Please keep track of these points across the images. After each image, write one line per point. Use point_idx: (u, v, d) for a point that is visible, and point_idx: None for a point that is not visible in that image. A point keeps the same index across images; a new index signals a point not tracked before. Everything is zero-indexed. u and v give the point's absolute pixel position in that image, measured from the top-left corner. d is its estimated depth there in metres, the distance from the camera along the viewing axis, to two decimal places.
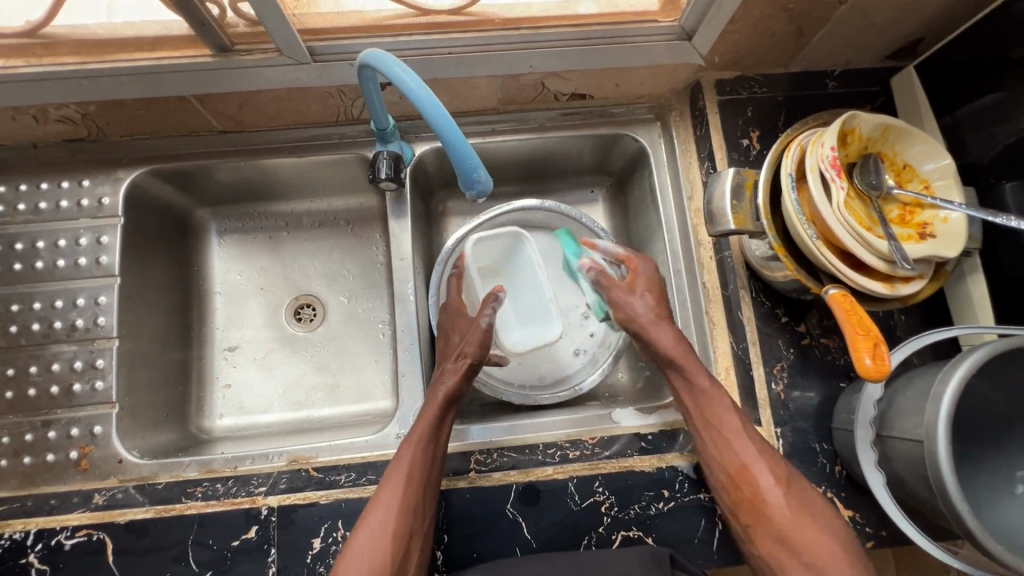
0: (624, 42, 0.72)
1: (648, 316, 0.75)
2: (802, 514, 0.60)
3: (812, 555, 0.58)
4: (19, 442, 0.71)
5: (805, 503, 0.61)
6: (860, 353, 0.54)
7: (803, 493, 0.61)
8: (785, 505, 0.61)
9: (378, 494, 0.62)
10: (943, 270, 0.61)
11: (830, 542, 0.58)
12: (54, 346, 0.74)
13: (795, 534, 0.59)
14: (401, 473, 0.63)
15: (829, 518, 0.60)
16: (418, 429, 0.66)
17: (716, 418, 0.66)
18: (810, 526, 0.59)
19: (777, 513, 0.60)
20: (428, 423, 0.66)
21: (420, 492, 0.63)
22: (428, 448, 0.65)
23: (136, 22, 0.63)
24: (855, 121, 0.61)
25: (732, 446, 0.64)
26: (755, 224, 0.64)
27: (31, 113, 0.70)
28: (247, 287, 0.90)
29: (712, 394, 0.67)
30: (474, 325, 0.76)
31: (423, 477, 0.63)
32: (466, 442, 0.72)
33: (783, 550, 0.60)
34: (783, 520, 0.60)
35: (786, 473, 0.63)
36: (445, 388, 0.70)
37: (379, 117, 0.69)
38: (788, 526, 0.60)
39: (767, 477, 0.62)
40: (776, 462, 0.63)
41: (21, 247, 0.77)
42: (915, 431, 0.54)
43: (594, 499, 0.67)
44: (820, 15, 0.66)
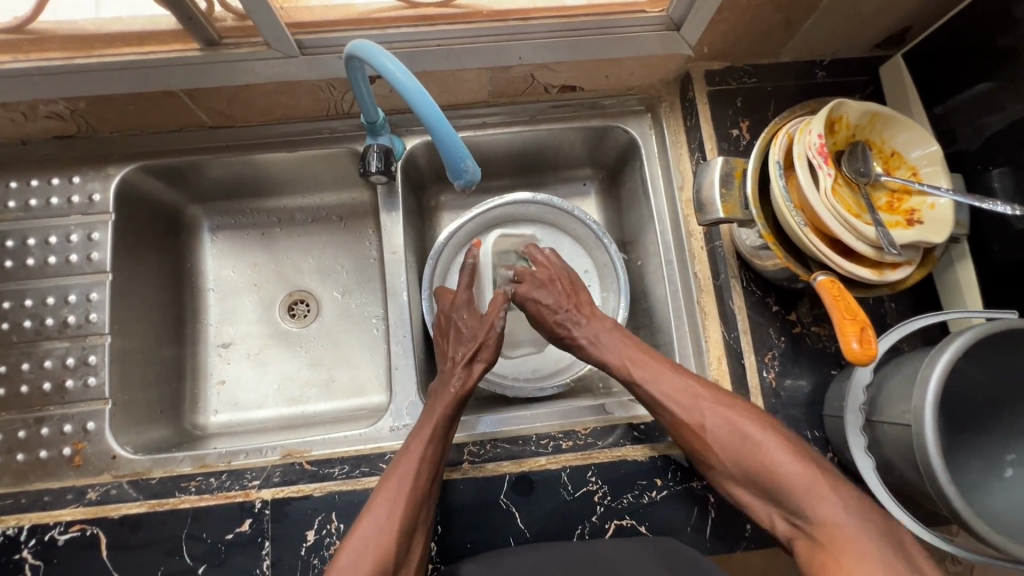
0: (613, 32, 0.72)
1: (566, 311, 0.75)
2: (756, 452, 0.58)
3: (756, 467, 0.57)
4: (12, 439, 0.71)
5: (738, 417, 0.60)
6: (848, 338, 0.54)
7: (733, 408, 0.61)
8: (718, 423, 0.61)
9: (383, 488, 0.62)
10: (931, 256, 0.62)
11: (769, 451, 0.57)
12: (46, 343, 0.74)
13: (746, 461, 0.58)
14: (409, 467, 0.62)
15: (764, 430, 0.59)
16: (427, 427, 0.66)
17: (645, 367, 0.67)
18: (747, 440, 0.59)
19: (714, 435, 0.61)
20: (437, 418, 0.66)
21: (426, 487, 0.62)
22: (438, 445, 0.65)
23: (124, 17, 0.63)
24: (842, 108, 0.61)
25: (656, 381, 0.66)
26: (744, 213, 0.64)
27: (19, 109, 0.70)
28: (240, 284, 0.90)
29: (632, 349, 0.70)
30: (485, 325, 0.76)
31: (429, 471, 0.63)
32: (462, 433, 0.72)
33: (735, 473, 0.59)
34: (719, 440, 0.60)
35: (711, 393, 0.63)
36: (457, 386, 0.70)
37: (368, 110, 0.69)
38: (729, 448, 0.59)
39: (695, 402, 0.63)
40: (700, 384, 0.64)
41: (11, 244, 0.76)
42: (903, 416, 0.54)
43: (588, 489, 0.67)
44: (808, 3, 0.66)
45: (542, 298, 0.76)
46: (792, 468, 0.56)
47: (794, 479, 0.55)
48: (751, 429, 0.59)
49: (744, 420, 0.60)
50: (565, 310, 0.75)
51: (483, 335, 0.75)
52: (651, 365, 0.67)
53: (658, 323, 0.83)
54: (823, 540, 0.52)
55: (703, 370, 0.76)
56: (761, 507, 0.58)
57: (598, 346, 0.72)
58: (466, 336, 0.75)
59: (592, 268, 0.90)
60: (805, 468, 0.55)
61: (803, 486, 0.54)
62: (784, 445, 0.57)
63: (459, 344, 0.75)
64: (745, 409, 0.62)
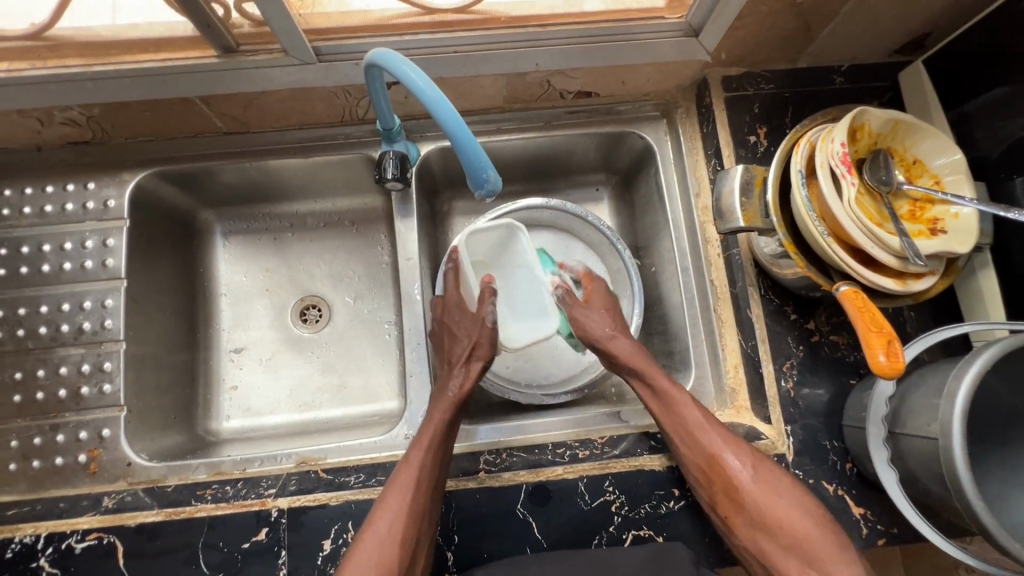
0: (631, 39, 0.71)
1: (616, 323, 0.76)
2: (780, 504, 0.60)
3: (775, 518, 0.60)
4: (28, 446, 0.71)
5: (771, 469, 0.63)
6: (874, 350, 0.53)
7: (771, 474, 0.63)
8: (758, 487, 0.62)
9: (385, 497, 0.62)
10: (954, 266, 0.61)
11: (804, 521, 0.59)
12: (62, 349, 0.74)
13: (770, 511, 0.60)
14: (409, 477, 0.62)
15: (795, 490, 0.61)
16: (426, 434, 0.65)
17: (686, 419, 0.66)
18: (775, 491, 0.61)
19: (752, 497, 0.61)
20: (435, 426, 0.66)
21: (428, 496, 0.62)
22: (438, 453, 0.64)
23: (140, 24, 0.63)
24: (865, 116, 0.60)
25: (698, 437, 0.65)
26: (765, 221, 0.63)
27: (35, 115, 0.70)
28: (253, 289, 0.90)
29: (673, 391, 0.68)
30: (479, 322, 0.73)
31: (431, 480, 0.63)
32: (467, 441, 0.72)
33: (759, 523, 0.61)
34: (757, 503, 0.61)
35: (752, 455, 0.64)
36: (458, 388, 0.70)
37: (385, 117, 0.68)
38: (762, 505, 0.61)
39: (738, 462, 0.63)
40: (742, 446, 0.65)
41: (27, 250, 0.76)
42: (928, 428, 0.53)
43: (605, 499, 0.67)
44: (828, 9, 0.66)
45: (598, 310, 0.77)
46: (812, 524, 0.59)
47: (826, 549, 0.58)
48: (780, 482, 0.62)
49: (775, 473, 0.63)
50: (597, 308, 0.77)
51: (477, 334, 0.73)
52: (696, 419, 0.66)
53: (674, 330, 0.82)
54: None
55: (719, 379, 0.76)
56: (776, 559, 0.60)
57: (642, 374, 0.71)
58: (459, 334, 0.74)
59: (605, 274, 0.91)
60: (822, 525, 0.59)
61: (825, 545, 0.58)
62: (817, 517, 0.60)
63: (457, 345, 0.74)
64: (778, 471, 0.64)
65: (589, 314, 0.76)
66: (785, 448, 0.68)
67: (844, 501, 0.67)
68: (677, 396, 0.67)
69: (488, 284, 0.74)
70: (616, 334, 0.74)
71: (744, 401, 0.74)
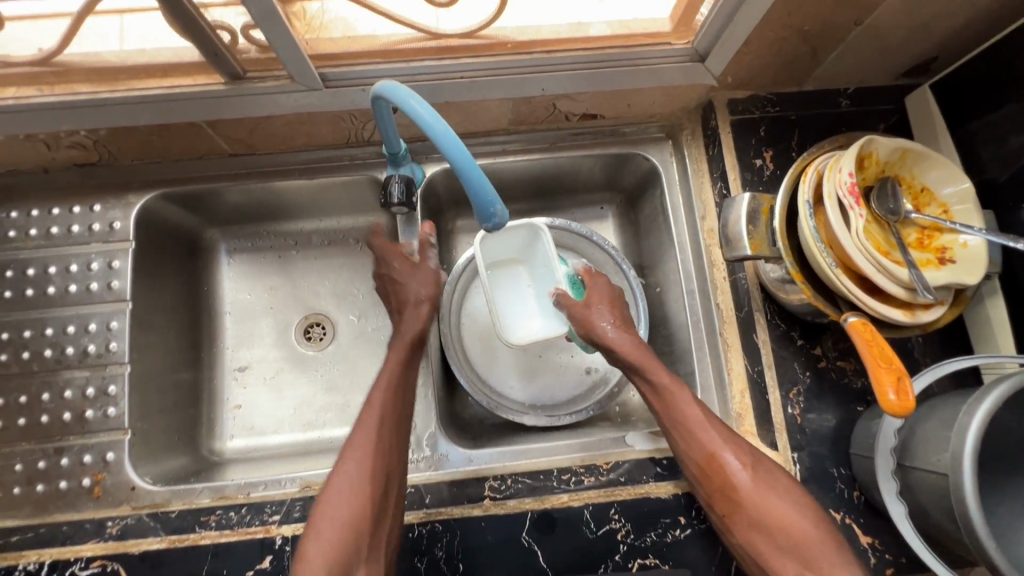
0: (637, 64, 0.71)
1: (614, 318, 0.73)
2: (779, 505, 0.59)
3: (771, 520, 0.59)
4: (32, 470, 0.71)
5: (772, 471, 0.62)
6: (884, 388, 0.52)
7: (771, 476, 0.62)
8: (757, 488, 0.61)
9: (351, 443, 0.64)
10: (963, 295, 0.60)
11: (803, 522, 0.58)
12: (66, 372, 0.74)
13: (767, 513, 0.59)
14: (372, 419, 0.65)
15: (797, 494, 0.60)
16: (384, 379, 0.68)
17: (687, 416, 0.65)
18: (773, 493, 0.60)
19: (749, 496, 0.61)
20: (392, 368, 0.69)
21: (392, 433, 0.65)
22: (400, 398, 0.67)
23: (148, 49, 0.62)
24: (872, 145, 0.60)
25: (699, 436, 0.64)
26: (772, 250, 0.63)
27: (42, 139, 0.70)
28: (257, 307, 0.90)
29: (671, 386, 0.68)
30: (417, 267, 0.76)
31: (396, 424, 0.66)
32: (433, 471, 0.72)
33: (755, 522, 0.60)
34: (755, 504, 0.60)
35: (752, 455, 0.63)
36: (410, 332, 0.72)
37: (391, 143, 0.69)
38: (758, 505, 0.60)
39: (736, 461, 0.62)
40: (743, 448, 0.64)
41: (32, 272, 0.76)
42: (939, 463, 0.53)
43: (611, 527, 0.66)
44: (835, 35, 0.66)
45: (602, 311, 0.73)
46: (810, 527, 0.58)
47: (824, 552, 0.57)
48: (780, 484, 0.61)
49: (775, 475, 0.62)
50: (600, 305, 0.74)
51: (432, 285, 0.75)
52: (696, 418, 0.65)
53: (679, 352, 0.82)
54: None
55: (725, 403, 0.76)
56: (773, 560, 0.59)
57: (638, 371, 0.70)
58: (410, 287, 0.75)
59: None
60: (821, 530, 0.58)
61: (821, 548, 0.57)
62: (817, 518, 0.59)
63: (412, 299, 0.74)
64: (781, 475, 0.62)
65: (593, 311, 0.73)
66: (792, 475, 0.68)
67: (852, 530, 0.66)
68: (677, 394, 0.67)
69: (426, 234, 0.76)
70: (622, 336, 0.71)
71: (751, 426, 0.74)
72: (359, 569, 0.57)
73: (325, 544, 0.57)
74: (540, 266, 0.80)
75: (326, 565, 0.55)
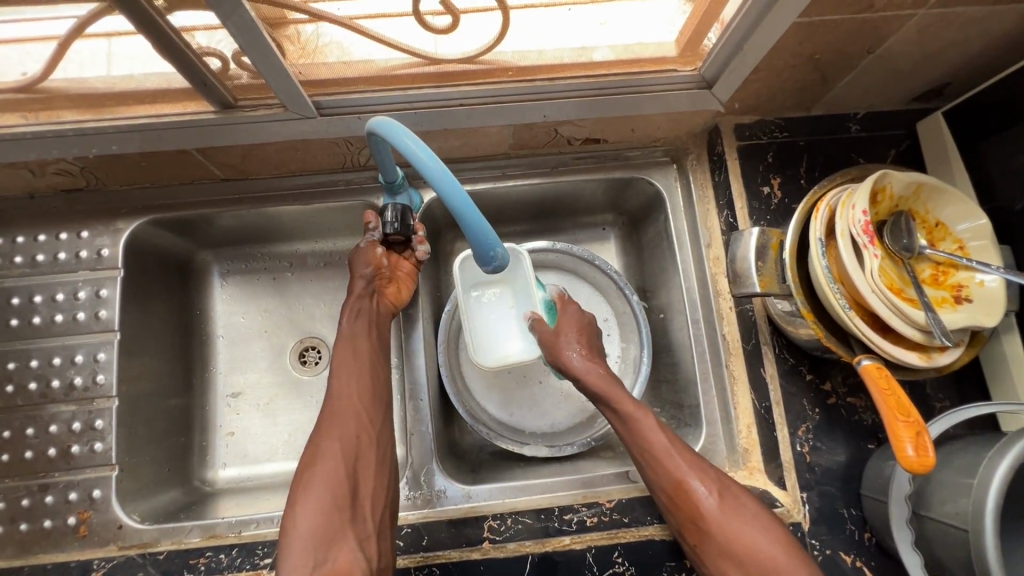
0: (641, 90, 0.69)
1: (579, 345, 0.71)
2: (745, 532, 0.58)
3: (737, 546, 0.57)
4: (16, 508, 0.69)
5: (738, 495, 0.61)
6: (902, 442, 0.50)
7: (738, 501, 0.60)
8: (727, 517, 0.59)
9: (321, 425, 0.65)
10: (980, 336, 0.58)
11: (772, 549, 0.56)
12: (52, 406, 0.72)
13: (735, 541, 0.58)
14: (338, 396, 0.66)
15: (764, 519, 0.59)
16: (341, 356, 0.69)
17: (649, 440, 0.64)
18: (738, 519, 0.59)
19: (716, 524, 0.59)
20: (347, 342, 0.70)
21: (364, 399, 0.67)
22: (364, 364, 0.69)
23: (137, 74, 0.59)
24: (887, 179, 0.58)
25: (664, 463, 0.62)
26: (782, 286, 0.62)
27: (28, 167, 0.68)
28: (250, 331, 0.88)
29: (634, 413, 0.66)
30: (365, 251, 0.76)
31: (363, 389, 0.67)
32: (428, 509, 0.70)
33: (726, 549, 0.58)
34: (723, 531, 0.58)
35: (719, 481, 0.62)
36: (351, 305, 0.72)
37: (389, 172, 0.67)
38: (725, 532, 0.58)
39: (703, 487, 0.60)
40: (708, 472, 0.62)
41: (18, 301, 0.74)
42: (957, 516, 0.51)
43: (614, 571, 0.64)
44: (846, 63, 0.64)
45: (570, 339, 0.71)
46: (778, 553, 0.56)
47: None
48: (745, 510, 0.59)
49: (739, 499, 0.60)
50: (570, 334, 0.72)
51: (376, 258, 0.75)
52: (661, 445, 0.63)
53: (683, 382, 0.80)
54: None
55: (732, 438, 0.73)
56: None
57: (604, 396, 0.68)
58: (357, 260, 0.76)
59: (611, 317, 0.89)
60: (792, 556, 0.56)
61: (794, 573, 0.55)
62: (783, 540, 0.57)
63: (359, 274, 0.74)
64: (747, 497, 0.61)
65: (562, 339, 0.71)
66: (801, 516, 0.65)
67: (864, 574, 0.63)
68: (642, 420, 0.65)
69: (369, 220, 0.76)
70: (590, 364, 0.70)
71: (757, 462, 0.71)
72: (346, 532, 0.58)
73: (305, 512, 0.58)
74: (522, 287, 0.75)
75: (309, 532, 0.57)
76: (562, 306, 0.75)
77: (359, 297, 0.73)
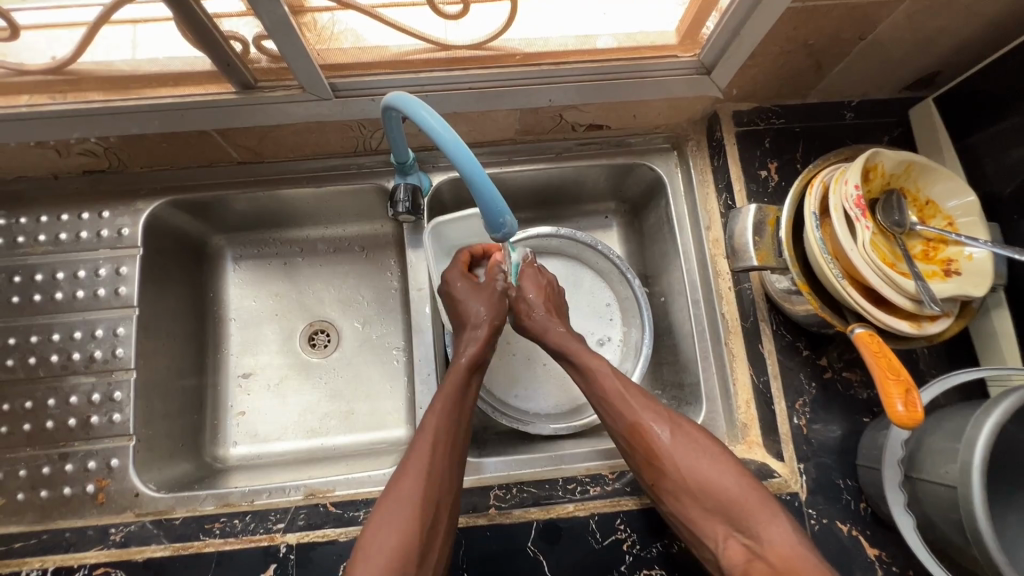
0: (644, 76, 0.72)
1: (541, 306, 0.76)
2: (699, 468, 0.61)
3: (693, 481, 0.61)
4: (36, 475, 0.71)
5: (692, 431, 0.64)
6: (892, 399, 0.53)
7: (690, 436, 0.64)
8: (683, 454, 0.62)
9: (395, 484, 0.62)
10: (969, 307, 0.61)
11: (724, 479, 0.60)
12: (72, 378, 0.74)
13: (691, 476, 0.61)
14: (422, 460, 0.63)
15: (716, 452, 0.62)
16: (434, 418, 0.66)
17: (602, 386, 0.69)
18: (695, 455, 0.62)
19: (671, 460, 0.62)
20: (445, 407, 0.67)
21: (445, 470, 0.63)
22: (450, 434, 0.66)
23: (161, 58, 0.63)
24: (878, 158, 0.61)
25: (621, 410, 0.67)
26: (778, 260, 0.64)
27: (53, 147, 0.71)
28: (262, 313, 0.90)
29: (596, 366, 0.70)
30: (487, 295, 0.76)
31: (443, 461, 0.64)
32: None
33: (684, 484, 0.61)
34: (676, 465, 0.62)
35: (673, 419, 0.65)
36: (468, 353, 0.72)
37: (400, 152, 0.69)
38: (680, 466, 0.62)
39: (657, 426, 0.64)
40: (663, 413, 0.66)
41: (41, 277, 0.77)
42: (947, 475, 0.52)
43: (616, 537, 0.65)
44: (840, 49, 0.67)
45: (530, 301, 0.77)
46: (734, 486, 0.60)
47: (750, 506, 0.58)
48: (700, 445, 0.63)
49: (692, 435, 0.64)
50: (532, 293, 0.77)
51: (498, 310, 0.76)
52: (615, 392, 0.68)
53: (684, 361, 0.82)
54: (775, 564, 0.54)
55: (731, 413, 0.76)
56: (707, 526, 0.60)
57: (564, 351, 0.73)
58: (477, 299, 0.75)
59: (614, 302, 0.91)
60: (746, 487, 0.60)
61: (749, 503, 0.59)
62: (736, 473, 0.61)
63: (474, 310, 0.74)
64: (699, 432, 0.65)
65: (524, 299, 0.77)
66: (798, 486, 0.67)
67: (859, 542, 0.65)
68: (596, 367, 0.70)
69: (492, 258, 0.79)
70: (549, 320, 0.75)
71: (756, 436, 0.74)
72: None
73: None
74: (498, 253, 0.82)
75: None
76: (523, 268, 0.80)
77: (478, 345, 0.72)
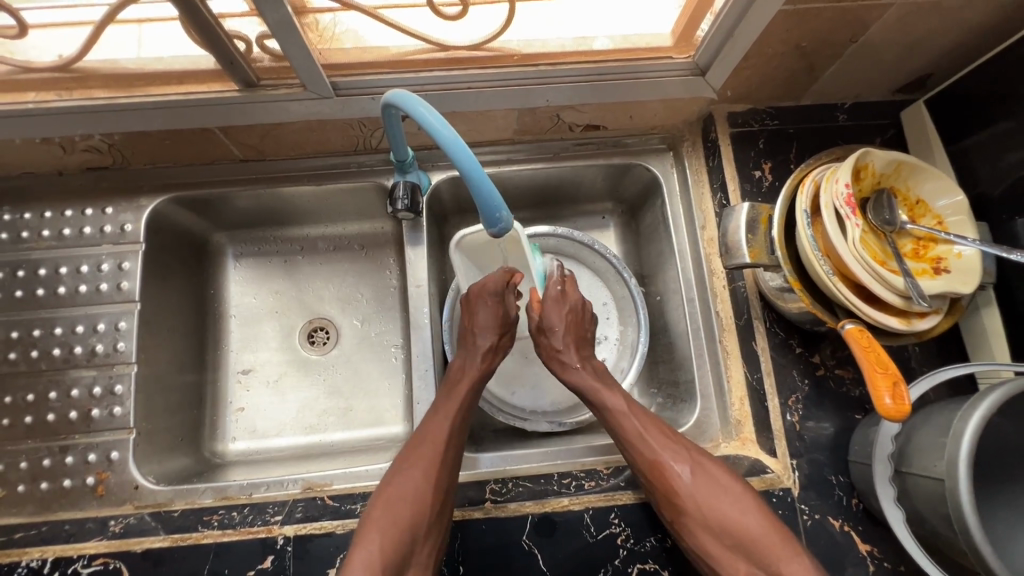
0: (639, 77, 0.73)
1: (565, 341, 0.75)
2: (715, 500, 0.62)
3: (711, 514, 0.61)
4: (37, 467, 0.72)
5: (711, 466, 0.65)
6: (880, 392, 0.54)
7: (710, 472, 0.64)
8: (694, 484, 0.63)
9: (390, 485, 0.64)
10: (959, 305, 0.62)
11: (743, 514, 0.60)
12: (74, 371, 0.75)
13: (709, 511, 0.61)
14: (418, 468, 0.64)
15: (737, 488, 0.62)
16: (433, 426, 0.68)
17: (621, 424, 0.69)
18: (714, 489, 0.62)
19: (690, 498, 0.62)
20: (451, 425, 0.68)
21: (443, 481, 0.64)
22: (454, 446, 0.68)
23: (165, 57, 0.64)
24: (869, 157, 0.62)
25: (638, 447, 0.66)
26: (770, 258, 0.66)
27: (58, 143, 0.73)
28: (262, 310, 0.91)
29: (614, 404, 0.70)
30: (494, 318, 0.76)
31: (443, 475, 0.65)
32: None
33: (703, 520, 0.61)
34: (695, 501, 0.62)
35: (692, 456, 0.65)
36: (473, 367, 0.74)
37: (399, 150, 0.71)
38: (699, 501, 0.62)
39: (676, 464, 0.64)
40: (683, 451, 0.66)
41: (44, 272, 0.78)
42: (935, 468, 0.53)
43: (611, 531, 0.66)
44: (832, 51, 0.68)
45: (555, 337, 0.75)
46: (751, 520, 0.60)
47: (767, 539, 0.59)
48: (719, 479, 0.63)
49: (710, 469, 0.64)
50: (558, 326, 0.76)
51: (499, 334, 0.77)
52: (634, 429, 0.68)
53: (679, 360, 0.83)
54: None
55: (725, 409, 0.77)
56: (725, 560, 0.60)
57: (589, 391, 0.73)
58: (485, 326, 0.76)
59: (611, 301, 0.92)
60: (765, 522, 0.60)
61: (768, 537, 0.59)
62: (755, 509, 0.61)
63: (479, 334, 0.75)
64: (721, 469, 0.65)
65: (549, 332, 0.76)
66: (790, 482, 0.68)
67: (851, 537, 0.66)
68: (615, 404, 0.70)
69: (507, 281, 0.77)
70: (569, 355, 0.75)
71: (749, 433, 0.75)
72: None
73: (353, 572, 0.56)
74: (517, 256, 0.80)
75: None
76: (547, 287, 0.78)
77: (475, 361, 0.75)
